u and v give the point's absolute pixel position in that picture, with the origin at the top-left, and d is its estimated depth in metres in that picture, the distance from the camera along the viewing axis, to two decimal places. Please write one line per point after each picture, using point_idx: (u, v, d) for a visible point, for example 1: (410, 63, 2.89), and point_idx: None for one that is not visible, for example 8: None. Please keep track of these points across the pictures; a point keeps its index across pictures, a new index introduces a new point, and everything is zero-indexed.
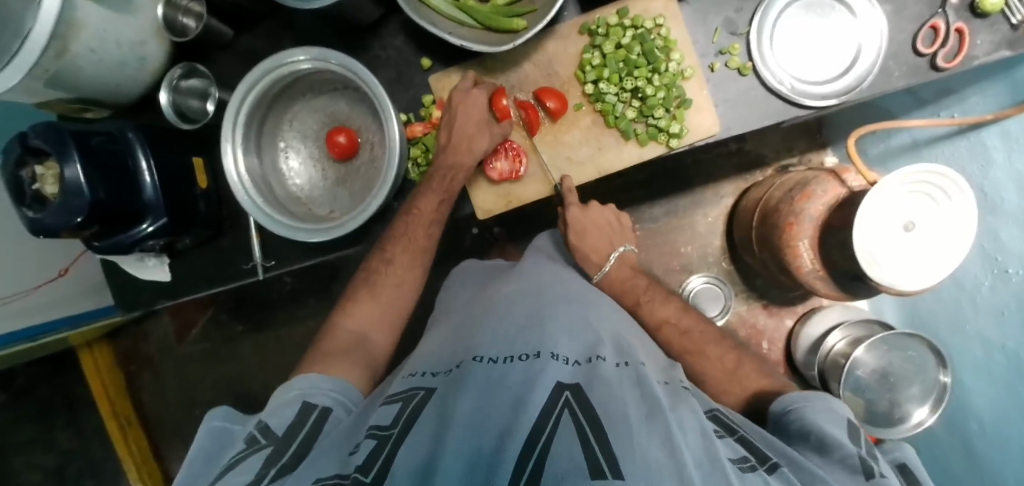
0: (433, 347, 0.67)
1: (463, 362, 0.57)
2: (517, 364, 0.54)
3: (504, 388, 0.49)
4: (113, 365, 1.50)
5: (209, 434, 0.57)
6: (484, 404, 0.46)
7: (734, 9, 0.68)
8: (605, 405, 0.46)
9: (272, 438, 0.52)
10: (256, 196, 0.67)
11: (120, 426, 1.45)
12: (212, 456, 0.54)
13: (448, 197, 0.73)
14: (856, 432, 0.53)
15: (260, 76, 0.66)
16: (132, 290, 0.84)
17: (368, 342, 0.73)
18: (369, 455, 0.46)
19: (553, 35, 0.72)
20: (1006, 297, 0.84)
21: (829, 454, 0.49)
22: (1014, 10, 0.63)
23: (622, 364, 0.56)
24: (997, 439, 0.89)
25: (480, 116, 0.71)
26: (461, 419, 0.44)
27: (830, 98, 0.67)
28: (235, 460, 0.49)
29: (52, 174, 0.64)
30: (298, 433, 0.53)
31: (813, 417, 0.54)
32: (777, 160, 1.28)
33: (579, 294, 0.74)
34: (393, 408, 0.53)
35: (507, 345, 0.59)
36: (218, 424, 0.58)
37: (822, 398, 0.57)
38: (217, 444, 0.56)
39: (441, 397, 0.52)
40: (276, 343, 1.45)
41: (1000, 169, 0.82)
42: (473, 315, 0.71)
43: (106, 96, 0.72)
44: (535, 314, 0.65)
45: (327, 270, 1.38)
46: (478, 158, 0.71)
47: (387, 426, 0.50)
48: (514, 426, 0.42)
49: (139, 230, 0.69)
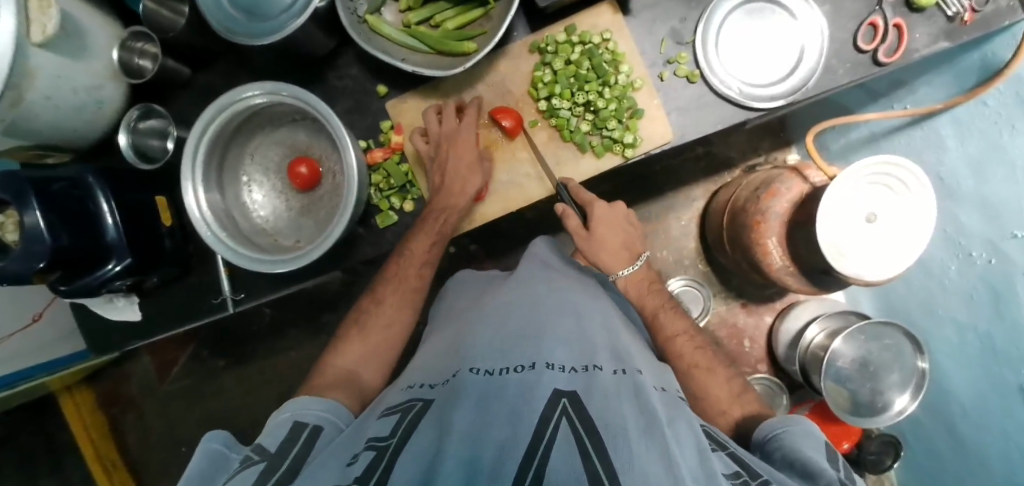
0: (423, 363, 0.67)
1: (460, 372, 0.57)
2: (511, 377, 0.53)
3: (501, 401, 0.49)
4: (95, 409, 1.48)
5: (205, 456, 0.52)
6: (480, 416, 0.46)
7: (678, 19, 0.70)
8: (602, 417, 0.46)
9: (266, 455, 0.49)
10: (219, 231, 0.68)
11: (105, 469, 1.44)
12: (206, 479, 0.50)
13: (441, 237, 0.75)
14: (835, 460, 0.54)
15: (215, 114, 0.67)
16: (103, 332, 0.83)
17: (358, 373, 0.71)
18: (369, 465, 0.44)
19: (505, 54, 0.74)
20: (973, 280, 0.85)
21: (818, 481, 0.48)
22: (947, 4, 0.65)
23: (620, 372, 0.57)
24: (978, 421, 0.90)
25: (468, 148, 0.72)
26: (460, 428, 0.45)
27: (778, 99, 0.69)
28: (227, 477, 0.46)
29: (13, 221, 0.63)
30: (292, 450, 0.51)
31: (797, 443, 0.54)
32: (743, 161, 1.31)
33: (574, 303, 0.72)
34: (392, 419, 0.52)
35: (499, 358, 0.58)
36: (214, 446, 0.53)
37: (801, 422, 0.57)
38: (214, 469, 0.51)
39: (439, 410, 0.51)
40: (260, 376, 1.43)
41: (954, 156, 0.84)
42: (463, 329, 0.70)
43: (65, 141, 0.72)
44: (527, 326, 0.64)
45: (308, 298, 1.38)
46: (470, 198, 0.73)
47: (386, 437, 0.48)
48: (513, 440, 0.43)
49: (104, 272, 0.68)
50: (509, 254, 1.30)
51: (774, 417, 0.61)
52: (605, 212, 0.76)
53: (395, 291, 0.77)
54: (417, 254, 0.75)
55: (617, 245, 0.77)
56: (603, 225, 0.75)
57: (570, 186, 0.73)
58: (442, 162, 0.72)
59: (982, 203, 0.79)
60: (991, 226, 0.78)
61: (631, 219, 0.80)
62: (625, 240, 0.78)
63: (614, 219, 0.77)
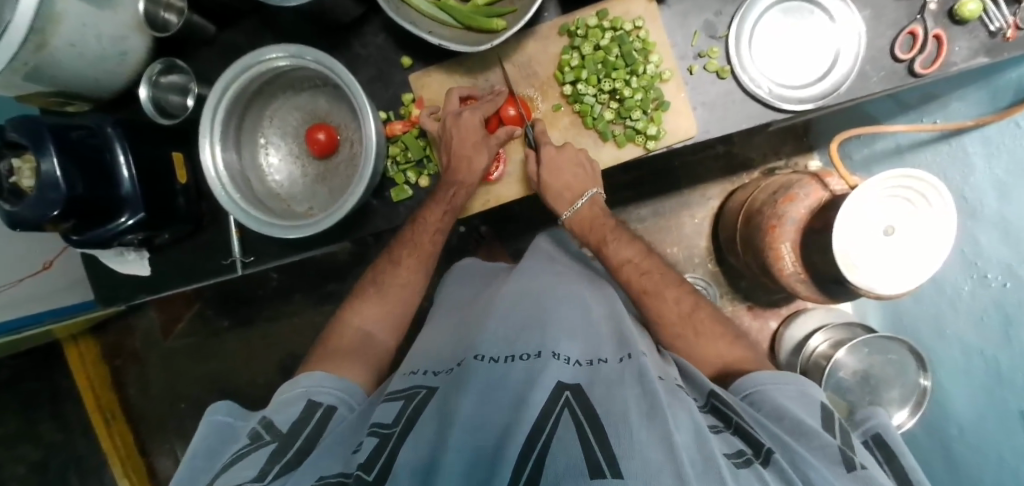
0: (432, 348, 0.67)
1: (465, 360, 0.58)
2: (517, 365, 0.54)
3: (503, 388, 0.50)
4: (99, 359, 1.50)
5: (211, 427, 0.58)
6: (484, 408, 0.48)
7: (713, 13, 0.69)
8: (605, 406, 0.46)
9: (277, 434, 0.54)
10: (233, 192, 0.67)
11: (105, 421, 1.46)
12: (213, 451, 0.55)
13: (452, 209, 0.74)
14: (831, 418, 0.52)
15: (235, 77, 0.66)
16: (111, 284, 0.84)
17: (373, 335, 0.75)
18: (371, 453, 0.47)
19: (533, 35, 0.73)
20: (986, 303, 0.84)
21: (811, 439, 0.48)
22: (992, 17, 0.63)
23: (625, 358, 0.57)
24: (976, 443, 0.89)
25: (476, 132, 0.71)
26: (464, 418, 0.45)
27: (808, 102, 0.67)
28: (240, 455, 0.51)
29: (29, 167, 0.63)
30: (303, 430, 0.55)
31: (791, 401, 0.53)
32: (763, 164, 1.29)
33: (580, 293, 0.72)
34: (395, 405, 0.54)
35: (506, 347, 0.59)
36: (221, 418, 0.59)
37: (798, 384, 0.56)
38: (220, 437, 0.56)
39: (441, 400, 0.52)
40: (262, 339, 1.45)
41: (980, 174, 0.82)
42: (475, 313, 0.71)
43: (85, 90, 0.72)
44: (535, 317, 0.64)
45: (316, 266, 1.39)
46: (479, 175, 0.72)
47: (389, 424, 0.50)
48: (514, 426, 0.44)
49: (117, 224, 0.69)
50: (520, 238, 1.29)
51: (767, 371, 0.60)
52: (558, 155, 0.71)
53: (406, 267, 0.79)
54: (428, 223, 0.75)
55: (560, 186, 0.72)
56: (548, 169, 0.71)
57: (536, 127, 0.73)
58: (447, 140, 0.72)
59: (1004, 226, 0.77)
60: (1012, 251, 0.76)
61: (582, 160, 0.73)
62: (571, 182, 0.73)
63: (560, 163, 0.71)
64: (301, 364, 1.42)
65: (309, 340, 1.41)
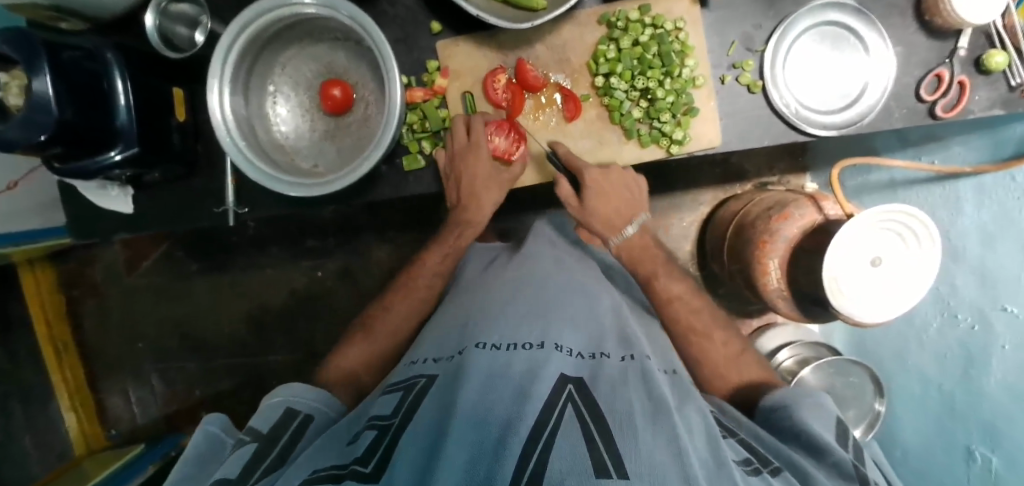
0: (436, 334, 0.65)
1: (466, 348, 0.56)
2: (518, 353, 0.53)
3: (504, 378, 0.48)
4: (55, 287, 1.43)
5: (203, 436, 0.57)
6: (488, 392, 0.46)
7: (754, 25, 0.68)
8: (607, 403, 0.46)
9: (256, 436, 0.53)
10: (240, 139, 0.64)
11: (56, 350, 1.40)
12: (203, 460, 0.53)
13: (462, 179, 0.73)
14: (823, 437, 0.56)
15: (256, 17, 0.62)
16: (91, 217, 0.78)
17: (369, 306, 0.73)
18: (369, 446, 0.45)
19: (571, 19, 0.71)
20: (950, 340, 0.88)
21: (823, 455, 0.51)
22: (1015, 72, 0.65)
23: (627, 357, 0.57)
24: (918, 468, 0.96)
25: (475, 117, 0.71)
26: (467, 402, 0.44)
27: (831, 128, 0.68)
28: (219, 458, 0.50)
29: (17, 84, 0.58)
30: (281, 437, 0.53)
31: (801, 414, 0.57)
32: (758, 177, 1.31)
33: (583, 283, 0.72)
34: (394, 397, 0.52)
35: (507, 333, 0.57)
36: (213, 429, 0.57)
37: (810, 395, 0.60)
38: (211, 448, 0.55)
39: (441, 387, 0.51)
40: (231, 288, 1.40)
41: (968, 220, 0.85)
42: (473, 297, 0.70)
43: (84, 8, 0.66)
44: (540, 306, 0.63)
45: (297, 221, 1.34)
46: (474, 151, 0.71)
47: (388, 416, 0.49)
48: (517, 416, 0.42)
49: (106, 158, 0.64)
50: (510, 219, 1.28)
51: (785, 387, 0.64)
52: (610, 171, 0.73)
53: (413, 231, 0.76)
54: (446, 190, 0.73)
55: (607, 214, 0.75)
56: (597, 193, 0.73)
57: (560, 152, 0.73)
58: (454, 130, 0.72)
59: (982, 271, 0.81)
60: (986, 296, 0.80)
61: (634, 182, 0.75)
62: (619, 207, 0.75)
63: (608, 188, 0.73)
64: (270, 318, 1.39)
65: (281, 294, 1.38)
